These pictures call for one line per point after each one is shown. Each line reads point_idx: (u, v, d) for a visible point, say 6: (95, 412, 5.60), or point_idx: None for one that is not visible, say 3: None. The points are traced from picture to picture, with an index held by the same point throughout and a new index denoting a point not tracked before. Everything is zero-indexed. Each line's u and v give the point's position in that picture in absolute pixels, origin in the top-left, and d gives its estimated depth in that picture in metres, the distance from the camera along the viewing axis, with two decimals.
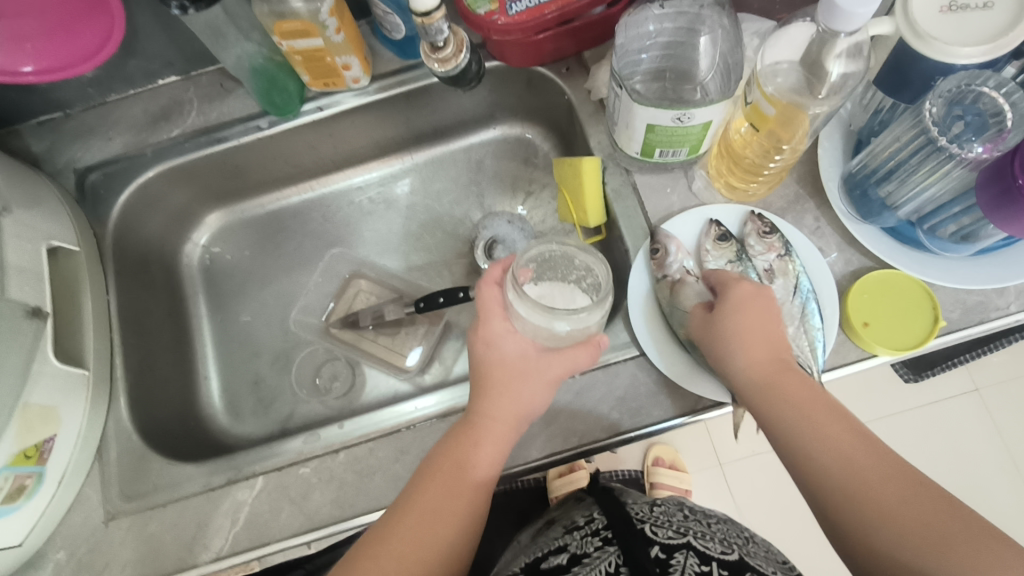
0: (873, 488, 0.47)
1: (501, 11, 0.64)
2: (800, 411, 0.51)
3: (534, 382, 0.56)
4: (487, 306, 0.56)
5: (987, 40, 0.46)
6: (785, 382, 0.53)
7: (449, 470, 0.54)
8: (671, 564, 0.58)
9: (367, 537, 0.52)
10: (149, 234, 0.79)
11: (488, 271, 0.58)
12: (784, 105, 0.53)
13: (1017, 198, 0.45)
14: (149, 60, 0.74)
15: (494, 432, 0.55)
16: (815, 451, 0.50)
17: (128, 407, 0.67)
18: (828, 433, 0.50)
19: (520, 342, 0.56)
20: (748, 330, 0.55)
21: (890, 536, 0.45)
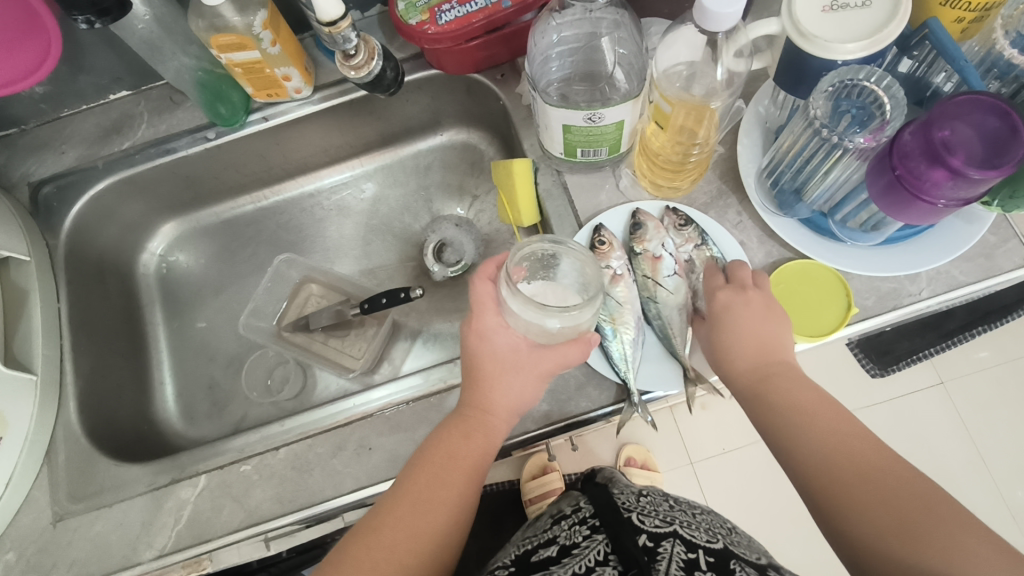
0: (856, 475, 0.46)
1: (431, 21, 0.67)
2: (790, 405, 0.51)
3: (525, 375, 0.55)
4: (481, 299, 0.56)
5: (865, 36, 0.49)
6: (776, 380, 0.53)
7: (440, 458, 0.54)
8: (659, 552, 0.50)
9: (360, 523, 0.52)
10: (104, 244, 0.82)
11: (481, 267, 0.57)
12: (677, 102, 0.56)
13: (900, 187, 0.48)
14: (98, 75, 0.76)
15: (486, 424, 0.55)
16: (801, 434, 0.50)
17: (76, 410, 0.69)
18: (814, 424, 0.50)
19: (512, 337, 0.56)
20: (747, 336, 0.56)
21: (868, 519, 0.44)
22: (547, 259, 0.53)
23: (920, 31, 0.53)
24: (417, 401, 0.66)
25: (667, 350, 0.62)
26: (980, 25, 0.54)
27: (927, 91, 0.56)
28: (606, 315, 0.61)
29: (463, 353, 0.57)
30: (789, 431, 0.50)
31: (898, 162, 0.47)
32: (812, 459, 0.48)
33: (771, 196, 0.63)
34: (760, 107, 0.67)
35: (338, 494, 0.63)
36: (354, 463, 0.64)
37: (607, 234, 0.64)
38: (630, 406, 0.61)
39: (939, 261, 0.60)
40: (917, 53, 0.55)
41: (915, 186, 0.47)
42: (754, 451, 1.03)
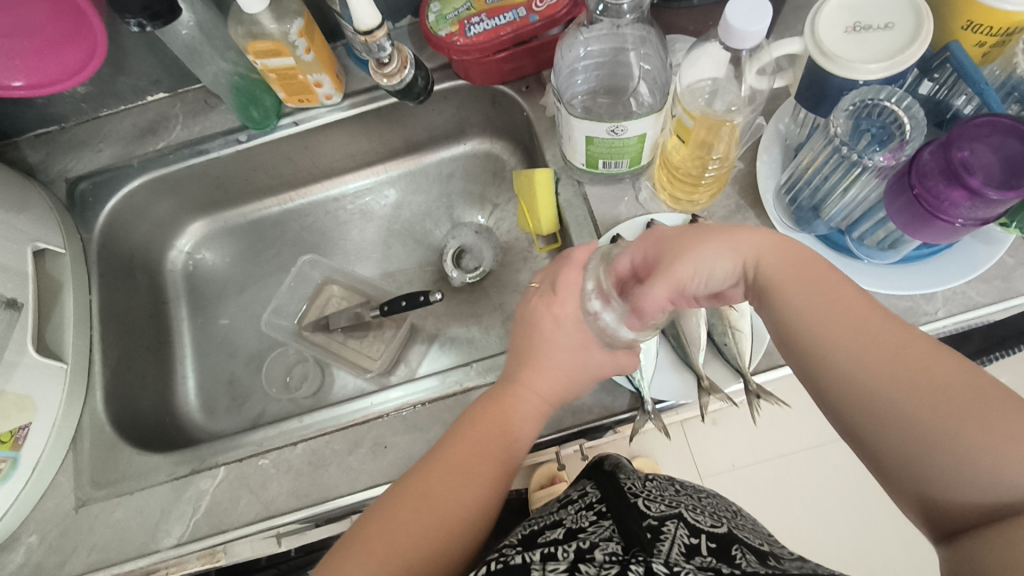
0: (891, 370, 0.41)
1: (460, 33, 0.69)
2: (809, 297, 0.45)
3: (580, 374, 0.57)
4: (568, 286, 0.56)
5: (887, 57, 0.50)
6: (785, 268, 0.47)
7: (486, 427, 0.54)
8: (663, 531, 0.50)
9: (405, 478, 0.51)
10: (134, 239, 0.84)
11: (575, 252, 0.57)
12: (700, 117, 0.57)
13: (918, 206, 0.49)
14: (138, 77, 0.79)
15: (533, 410, 0.56)
16: (821, 333, 0.44)
17: (103, 399, 0.71)
18: (836, 313, 0.44)
19: (584, 334, 0.56)
20: (686, 246, 0.49)
21: (905, 415, 0.40)
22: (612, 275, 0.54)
23: (941, 53, 0.54)
24: (433, 402, 0.67)
25: (681, 360, 0.64)
26: (1002, 50, 0.54)
27: (947, 114, 0.57)
28: None
29: (530, 332, 0.57)
30: (808, 325, 0.45)
31: (916, 180, 0.48)
32: (833, 362, 0.43)
33: (788, 212, 0.64)
34: (780, 125, 0.67)
35: (351, 490, 0.64)
36: (369, 461, 0.65)
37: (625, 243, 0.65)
38: (643, 413, 0.62)
39: (955, 281, 0.60)
40: (939, 75, 0.56)
41: (933, 205, 0.47)
42: (761, 469, 0.96)
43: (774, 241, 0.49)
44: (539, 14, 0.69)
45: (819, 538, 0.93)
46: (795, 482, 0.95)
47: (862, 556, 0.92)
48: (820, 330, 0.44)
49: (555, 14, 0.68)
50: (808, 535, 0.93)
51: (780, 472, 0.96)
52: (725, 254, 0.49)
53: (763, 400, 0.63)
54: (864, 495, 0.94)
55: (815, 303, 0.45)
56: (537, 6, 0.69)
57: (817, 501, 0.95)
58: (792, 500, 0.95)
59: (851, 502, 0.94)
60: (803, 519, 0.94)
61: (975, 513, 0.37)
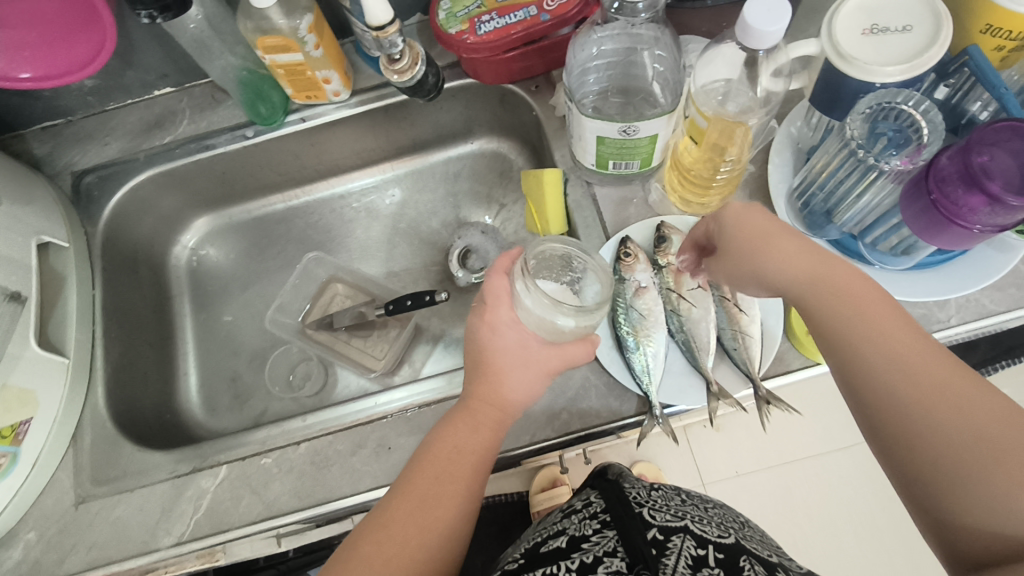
0: (929, 395, 0.42)
1: (471, 31, 0.69)
2: (855, 309, 0.46)
3: (530, 371, 0.55)
4: (495, 292, 0.56)
5: (904, 60, 0.49)
6: (834, 275, 0.48)
7: (444, 451, 0.53)
8: (669, 546, 0.49)
9: (370, 516, 0.51)
10: (139, 234, 0.84)
11: (496, 263, 0.58)
12: (714, 118, 0.56)
13: (936, 211, 0.48)
14: (145, 71, 0.79)
15: (489, 417, 0.55)
16: (863, 352, 0.45)
17: (105, 395, 0.70)
18: (881, 329, 0.45)
19: (522, 333, 0.55)
20: (750, 236, 0.51)
21: (940, 441, 0.40)
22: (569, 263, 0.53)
23: (959, 58, 0.54)
24: (438, 403, 0.66)
25: (690, 365, 0.63)
26: (1020, 55, 0.54)
27: (962, 119, 0.56)
28: (630, 327, 0.62)
29: (471, 346, 0.56)
30: (847, 342, 0.46)
31: (934, 185, 0.47)
32: (872, 380, 0.44)
33: (799, 216, 0.63)
34: (793, 128, 0.67)
35: (354, 492, 0.64)
36: (373, 462, 0.65)
37: (634, 246, 0.65)
38: (651, 418, 0.61)
39: (970, 288, 0.59)
40: (954, 80, 0.55)
41: (951, 211, 0.47)
42: (766, 476, 0.95)
43: (817, 253, 0.49)
44: (550, 13, 0.68)
45: (822, 546, 0.93)
46: (799, 490, 0.94)
47: (863, 565, 0.92)
48: (863, 348, 0.45)
49: (566, 14, 0.68)
50: (810, 542, 0.93)
51: (784, 479, 0.95)
52: (773, 263, 0.50)
53: (773, 406, 0.62)
54: (869, 504, 0.93)
55: (857, 320, 0.46)
56: (548, 5, 0.68)
57: (819, 508, 0.94)
58: (798, 508, 0.94)
59: (855, 511, 0.93)
60: (805, 527, 0.93)
61: (995, 543, 0.38)
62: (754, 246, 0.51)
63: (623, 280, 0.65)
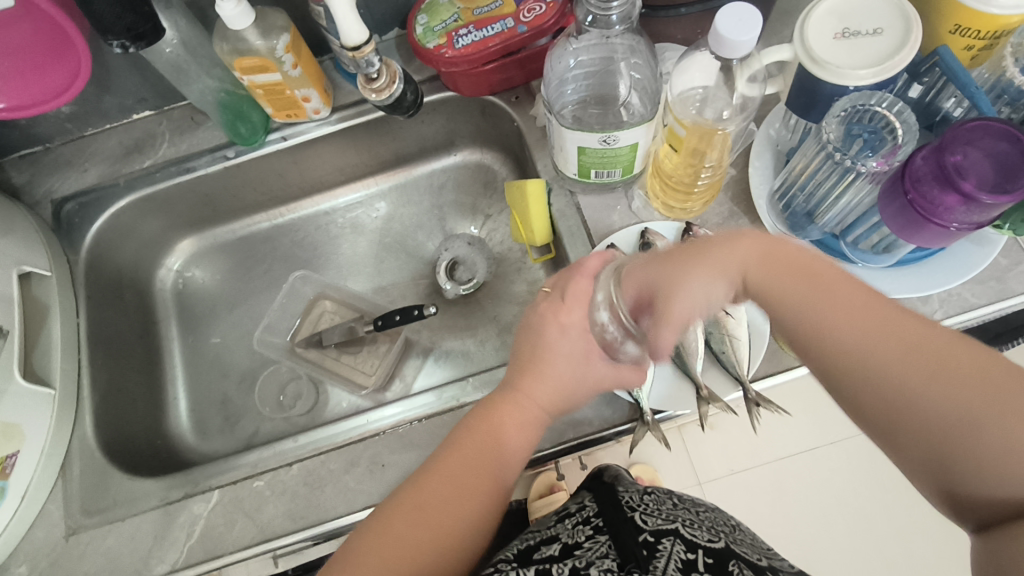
0: (897, 376, 0.40)
1: (449, 45, 0.69)
2: (815, 297, 0.43)
3: (580, 384, 0.55)
4: (576, 292, 0.53)
5: (877, 63, 0.50)
6: (790, 265, 0.44)
7: (479, 441, 0.53)
8: (659, 548, 0.49)
9: (393, 498, 0.50)
10: (122, 259, 0.83)
11: (585, 261, 0.55)
12: (692, 127, 0.57)
13: (913, 212, 0.48)
14: (123, 96, 0.78)
15: (527, 414, 0.54)
16: (839, 346, 0.42)
17: (92, 424, 0.69)
18: (844, 311, 0.42)
19: (587, 343, 0.54)
20: (694, 254, 0.47)
21: (916, 415, 0.39)
22: None
23: (930, 58, 0.54)
24: (430, 418, 0.66)
25: (678, 371, 0.62)
26: (989, 53, 0.55)
27: (937, 116, 0.57)
28: None
29: (533, 339, 0.55)
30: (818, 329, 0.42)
31: (909, 185, 0.48)
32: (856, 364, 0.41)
33: (781, 218, 0.64)
34: (772, 131, 0.67)
35: (348, 511, 0.63)
36: (366, 481, 0.64)
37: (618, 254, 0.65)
38: (642, 425, 0.62)
39: (951, 283, 0.60)
40: (927, 79, 0.56)
41: (927, 210, 0.48)
42: (762, 474, 0.95)
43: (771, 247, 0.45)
44: (527, 25, 0.68)
45: (819, 541, 0.93)
46: (795, 487, 0.95)
47: (860, 557, 0.93)
48: (837, 336, 0.42)
49: (543, 25, 0.68)
50: (808, 538, 0.93)
51: (780, 477, 0.95)
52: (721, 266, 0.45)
53: (762, 408, 0.62)
54: (864, 497, 0.94)
55: (824, 308, 0.42)
56: (525, 17, 0.68)
57: (816, 504, 0.94)
58: (794, 505, 0.94)
59: (850, 505, 0.94)
60: (802, 523, 0.94)
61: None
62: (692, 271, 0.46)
63: None
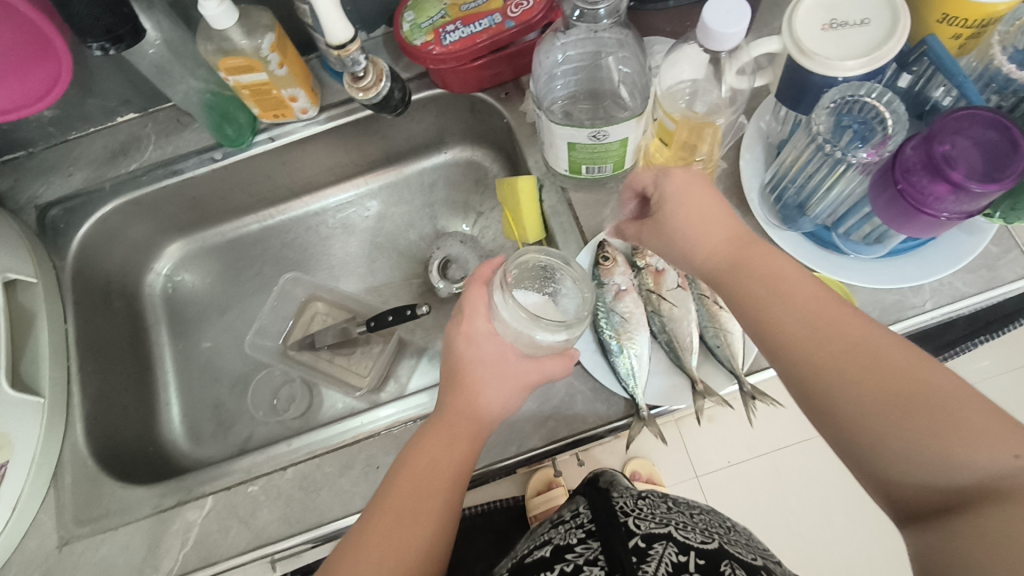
0: (838, 353, 0.41)
1: (436, 42, 0.68)
2: (769, 283, 0.46)
3: (508, 383, 0.55)
4: (472, 302, 0.56)
5: (864, 54, 0.50)
6: (746, 256, 0.48)
7: (424, 467, 0.52)
8: (650, 554, 0.49)
9: (348, 538, 0.50)
10: (110, 264, 0.82)
11: (477, 272, 0.59)
12: (682, 119, 0.57)
13: (905, 201, 0.49)
14: (106, 98, 0.77)
15: (463, 431, 0.54)
16: (779, 331, 0.44)
17: (83, 431, 0.68)
18: (795, 299, 0.44)
19: (500, 344, 0.56)
20: (682, 222, 0.51)
21: (854, 402, 0.40)
22: (540, 273, 0.53)
23: (918, 47, 0.54)
24: (425, 417, 0.66)
25: (674, 365, 0.63)
26: (976, 42, 0.55)
27: (926, 106, 0.57)
28: (612, 331, 0.62)
29: (449, 356, 0.57)
30: (759, 307, 0.46)
31: (900, 175, 0.48)
32: (788, 343, 0.44)
33: (773, 211, 0.64)
34: (762, 123, 0.67)
35: (344, 513, 0.63)
36: (363, 483, 0.64)
37: (612, 249, 0.65)
38: (639, 420, 0.61)
39: (943, 272, 0.60)
40: (916, 68, 0.56)
41: (918, 200, 0.48)
42: (758, 466, 0.96)
43: (736, 237, 0.49)
44: (515, 20, 0.68)
45: (816, 532, 0.93)
46: (792, 478, 0.95)
47: (857, 547, 0.93)
48: (778, 318, 0.44)
49: (531, 20, 0.68)
50: (804, 529, 0.93)
51: (777, 468, 0.95)
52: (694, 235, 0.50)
53: (758, 401, 0.62)
54: (860, 487, 0.94)
55: (771, 291, 0.46)
56: (512, 12, 0.68)
57: (813, 495, 0.94)
58: (791, 497, 0.95)
59: (847, 495, 0.94)
60: (799, 514, 0.94)
61: (924, 495, 0.38)
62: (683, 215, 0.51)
63: (602, 284, 0.65)
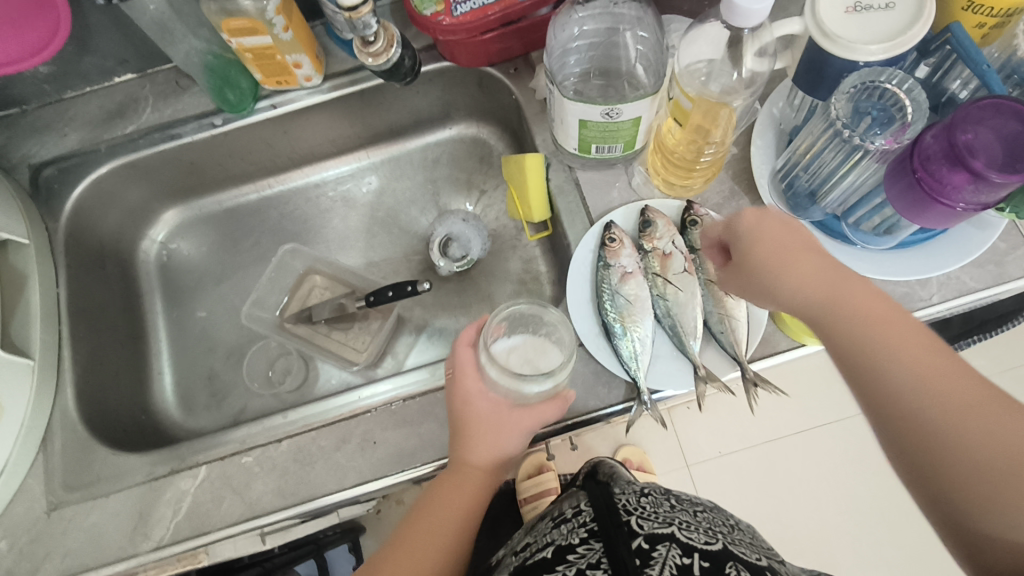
0: (948, 401, 0.39)
1: (446, 12, 0.66)
2: (868, 320, 0.43)
3: (506, 435, 0.55)
4: (462, 366, 0.57)
5: (887, 38, 0.49)
6: (847, 291, 0.44)
7: (438, 510, 0.54)
8: (654, 556, 0.48)
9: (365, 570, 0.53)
10: (104, 229, 0.80)
11: (462, 334, 0.60)
12: (698, 98, 0.56)
13: (921, 190, 0.48)
14: (104, 57, 0.75)
15: (473, 477, 0.55)
16: (885, 374, 0.41)
17: (75, 397, 0.67)
18: (899, 341, 0.41)
19: (494, 399, 0.56)
20: (768, 263, 0.47)
21: (961, 456, 0.38)
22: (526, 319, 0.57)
23: (941, 35, 0.53)
24: (423, 394, 0.65)
25: (678, 350, 0.62)
26: (1000, 32, 0.54)
27: (942, 97, 0.56)
28: (616, 313, 0.61)
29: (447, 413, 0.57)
30: (856, 344, 0.43)
31: (918, 164, 0.47)
32: (887, 386, 0.41)
33: (783, 198, 0.63)
34: (775, 109, 0.66)
35: (339, 489, 0.62)
36: (359, 458, 0.63)
37: (618, 231, 0.63)
38: (640, 404, 0.61)
39: (950, 266, 0.59)
40: (935, 58, 0.55)
41: (935, 189, 0.47)
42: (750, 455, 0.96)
43: (835, 273, 0.45)
44: None
45: (805, 523, 0.94)
46: (783, 469, 0.95)
47: (844, 540, 0.94)
48: (882, 358, 0.41)
49: None
50: (793, 519, 0.94)
51: (768, 459, 0.96)
52: (793, 274, 0.46)
53: (761, 389, 0.61)
54: (850, 480, 0.95)
55: (872, 329, 0.42)
56: None
57: (804, 486, 0.95)
58: (781, 488, 0.95)
59: (837, 487, 0.95)
60: (788, 504, 0.95)
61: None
62: (771, 268, 0.47)
63: (608, 266, 0.63)
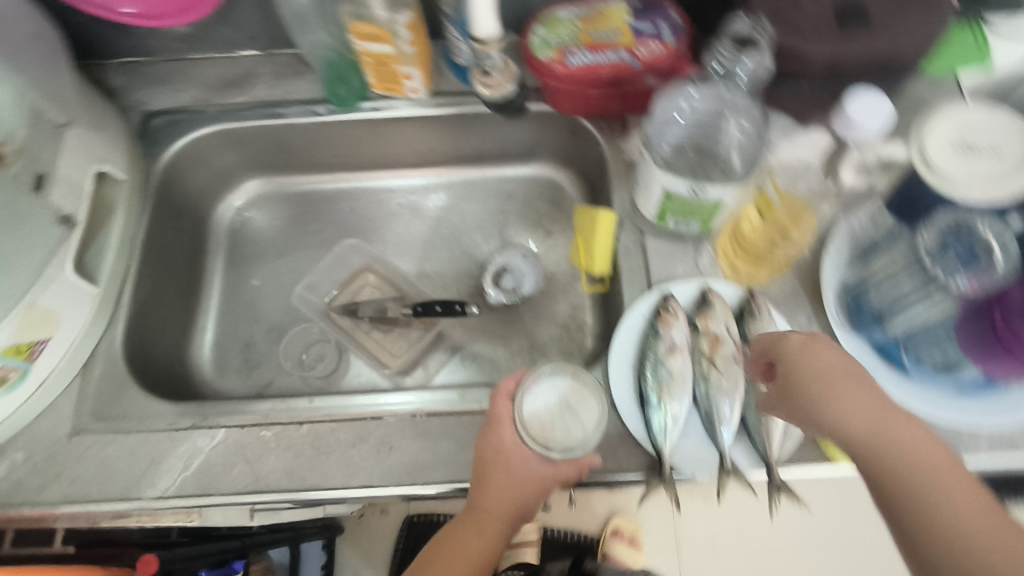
0: (987, 544, 0.40)
1: (560, 60, 0.71)
2: (910, 454, 0.44)
3: (529, 489, 0.59)
4: (499, 416, 0.59)
5: (992, 185, 0.52)
6: (892, 424, 0.45)
7: (461, 547, 0.57)
8: None
9: None
10: (192, 183, 0.84)
11: (501, 384, 0.62)
12: (785, 198, 0.61)
13: (999, 338, 0.51)
14: (236, 30, 0.79)
15: (491, 524, 0.58)
16: (926, 508, 0.42)
17: (124, 333, 0.70)
18: (943, 480, 0.43)
19: (525, 454, 0.58)
20: (810, 384, 0.49)
21: None
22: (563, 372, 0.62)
23: None
24: (448, 414, 0.66)
25: (708, 436, 0.61)
26: None
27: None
28: (655, 385, 0.61)
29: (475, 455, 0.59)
30: (895, 474, 0.44)
31: (1000, 315, 0.50)
32: (929, 519, 0.41)
33: (845, 312, 0.62)
34: (854, 222, 0.64)
35: (344, 485, 0.63)
36: (371, 460, 0.64)
37: (675, 304, 0.64)
38: (659, 480, 0.59)
39: (1006, 421, 0.57)
40: None
41: (1008, 338, 0.50)
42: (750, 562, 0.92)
43: (878, 403, 0.47)
44: (641, 60, 0.70)
45: None
46: None
47: None
48: (920, 490, 0.42)
49: (655, 64, 0.70)
50: None
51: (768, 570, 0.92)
52: (837, 395, 0.47)
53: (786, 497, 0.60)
54: None
55: (913, 463, 0.43)
56: (640, 53, 0.70)
57: None
58: None
59: None
60: None
61: None
62: (814, 387, 0.48)
63: (657, 335, 0.63)
